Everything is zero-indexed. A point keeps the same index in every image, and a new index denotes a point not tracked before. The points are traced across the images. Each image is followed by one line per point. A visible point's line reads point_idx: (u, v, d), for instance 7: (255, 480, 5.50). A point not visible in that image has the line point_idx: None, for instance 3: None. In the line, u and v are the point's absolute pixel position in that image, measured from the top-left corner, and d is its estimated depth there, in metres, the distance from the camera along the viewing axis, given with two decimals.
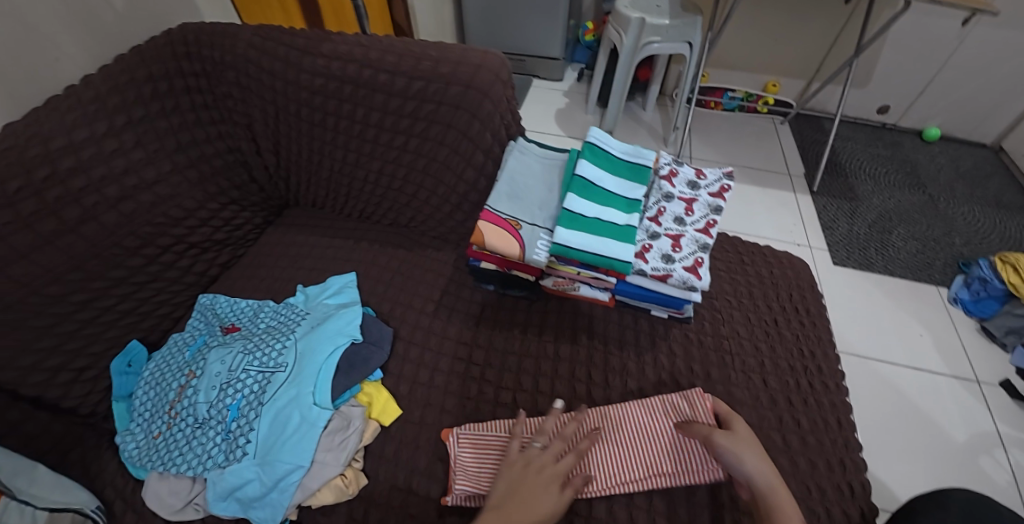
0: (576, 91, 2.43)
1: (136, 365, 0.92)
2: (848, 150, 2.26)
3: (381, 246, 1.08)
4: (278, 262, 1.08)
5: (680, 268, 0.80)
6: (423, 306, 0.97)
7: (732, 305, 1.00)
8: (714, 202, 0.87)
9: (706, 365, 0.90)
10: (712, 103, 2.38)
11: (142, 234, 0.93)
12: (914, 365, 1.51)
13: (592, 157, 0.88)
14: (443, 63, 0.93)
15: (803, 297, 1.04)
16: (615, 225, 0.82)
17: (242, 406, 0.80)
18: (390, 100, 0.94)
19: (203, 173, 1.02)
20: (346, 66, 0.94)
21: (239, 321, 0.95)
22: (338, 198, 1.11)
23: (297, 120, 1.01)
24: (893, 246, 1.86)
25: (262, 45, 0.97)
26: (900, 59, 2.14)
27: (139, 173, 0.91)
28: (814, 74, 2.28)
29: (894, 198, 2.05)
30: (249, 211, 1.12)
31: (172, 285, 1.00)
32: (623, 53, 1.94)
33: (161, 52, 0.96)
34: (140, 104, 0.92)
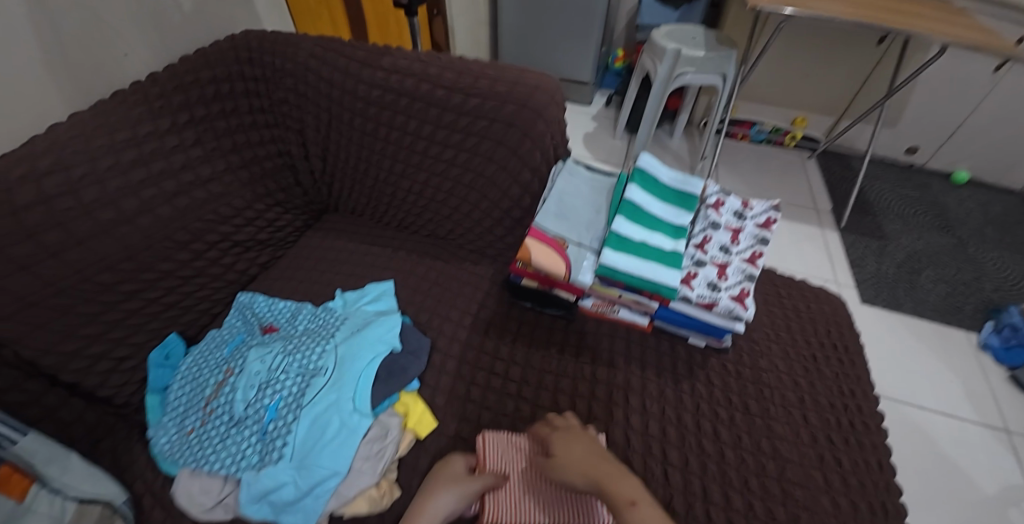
0: (605, 116, 2.46)
1: (173, 358, 0.92)
2: (876, 188, 2.25)
3: (419, 256, 1.09)
4: (316, 265, 1.09)
5: (726, 297, 0.80)
6: (460, 319, 0.97)
7: (770, 338, 0.99)
8: (759, 233, 0.87)
9: (744, 397, 0.88)
10: (739, 135, 2.40)
11: (192, 230, 0.95)
12: (944, 410, 1.47)
13: (640, 182, 0.89)
14: (500, 82, 0.96)
15: (842, 334, 1.03)
16: (662, 250, 0.82)
17: (281, 407, 0.81)
18: (443, 115, 0.96)
19: (253, 174, 1.04)
20: (403, 80, 0.97)
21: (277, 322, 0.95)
22: (379, 206, 1.13)
23: (349, 128, 1.03)
24: (922, 287, 1.83)
25: (323, 56, 1.01)
26: (931, 101, 2.15)
27: (195, 170, 0.94)
28: (843, 112, 2.29)
29: (922, 239, 2.03)
30: (292, 214, 1.13)
31: (214, 282, 1.01)
32: (656, 83, 1.96)
33: (225, 56, 1.00)
34: (201, 104, 0.96)
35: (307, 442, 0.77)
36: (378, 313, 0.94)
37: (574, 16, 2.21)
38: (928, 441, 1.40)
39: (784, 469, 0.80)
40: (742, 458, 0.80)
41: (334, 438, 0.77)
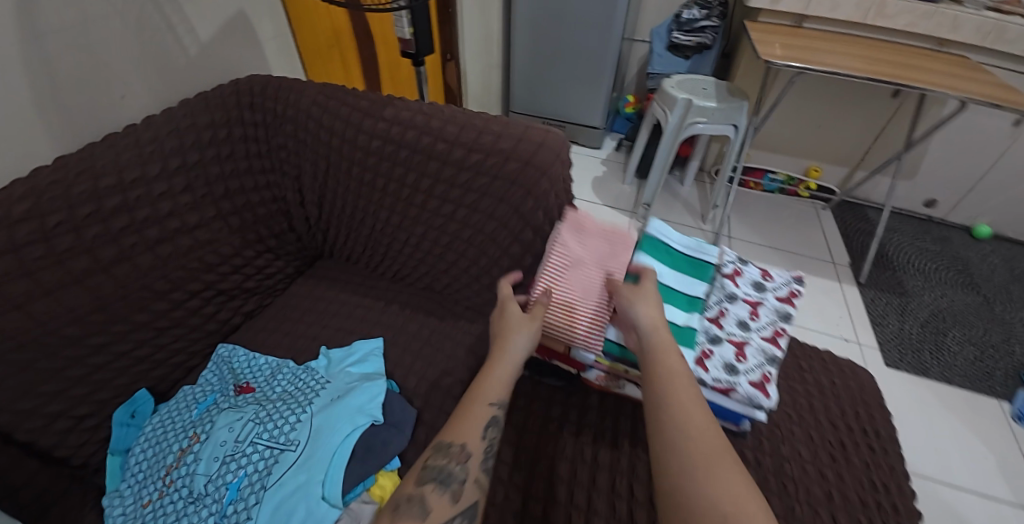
0: (614, 160, 2.44)
1: (139, 416, 0.86)
2: (895, 241, 2.17)
3: (413, 311, 1.03)
4: (303, 317, 1.03)
5: (745, 382, 0.71)
6: (451, 386, 0.90)
7: (792, 420, 0.90)
8: (782, 307, 0.80)
9: (765, 491, 0.79)
10: (751, 184, 2.36)
11: (174, 278, 0.89)
12: (981, 491, 1.34)
13: (650, 249, 0.82)
14: (504, 137, 0.90)
15: (870, 415, 0.93)
16: (674, 324, 0.75)
17: (243, 485, 0.73)
18: (444, 168, 0.91)
19: (245, 220, 0.99)
20: (405, 131, 0.93)
21: (254, 380, 0.88)
22: (373, 256, 1.07)
23: (346, 177, 0.99)
24: (949, 350, 1.72)
25: (325, 103, 0.97)
26: (950, 155, 2.10)
27: (182, 217, 0.89)
28: (859, 162, 2.24)
29: (947, 297, 1.93)
30: (283, 260, 1.08)
31: (192, 332, 0.95)
32: (667, 130, 1.94)
33: (226, 101, 0.97)
34: (196, 149, 0.91)
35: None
36: (361, 377, 0.86)
37: (585, 62, 2.21)
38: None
39: None
40: None
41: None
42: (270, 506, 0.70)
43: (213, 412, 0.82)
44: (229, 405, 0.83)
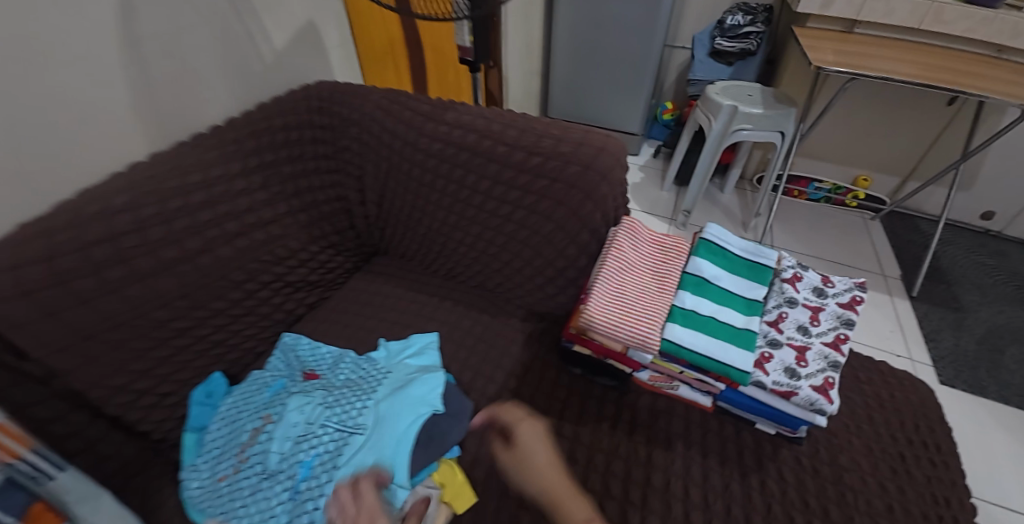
0: (652, 167, 2.43)
1: (214, 397, 0.92)
2: (949, 254, 2.09)
3: (466, 308, 1.06)
4: (361, 310, 1.08)
5: (807, 386, 0.71)
6: (505, 381, 0.92)
7: (849, 430, 0.89)
8: (844, 313, 0.79)
9: (823, 500, 0.78)
10: (796, 192, 2.30)
11: (248, 269, 0.95)
12: None
13: (706, 253, 0.83)
14: (564, 141, 0.93)
15: (932, 430, 0.91)
16: (732, 327, 0.76)
17: (316, 463, 0.77)
18: (503, 170, 0.94)
19: (311, 217, 1.05)
20: (466, 135, 0.97)
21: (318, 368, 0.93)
22: (429, 254, 1.12)
23: (407, 178, 1.04)
24: (1007, 369, 1.65)
25: (390, 107, 1.02)
26: (1010, 165, 2.01)
27: (258, 213, 0.95)
28: (910, 172, 2.17)
29: (1005, 313, 1.85)
30: (344, 255, 1.14)
31: (261, 321, 1.00)
32: (710, 137, 1.93)
33: (298, 104, 1.03)
34: (271, 149, 0.97)
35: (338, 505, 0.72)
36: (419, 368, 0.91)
37: (626, 69, 2.23)
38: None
39: None
40: None
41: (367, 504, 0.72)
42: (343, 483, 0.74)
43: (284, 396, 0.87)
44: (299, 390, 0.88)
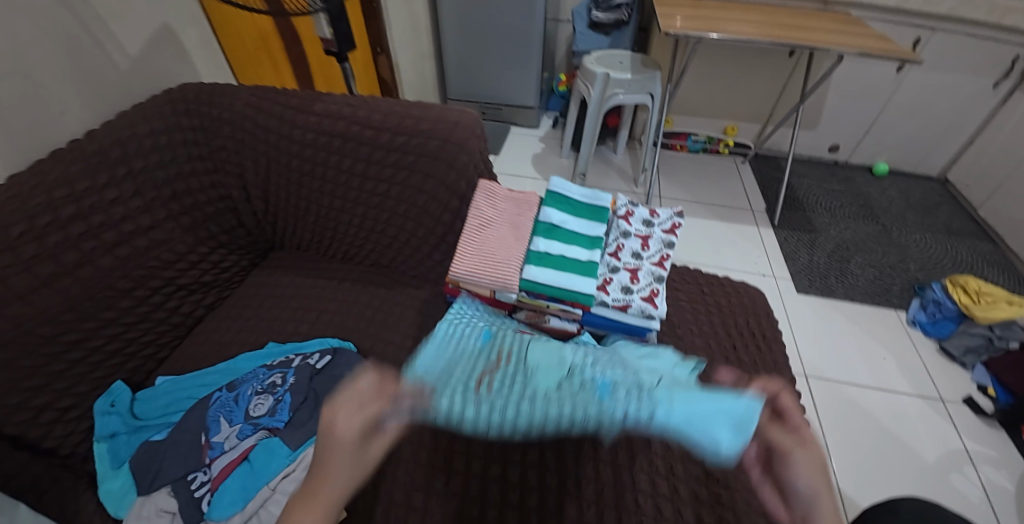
0: (551, 137, 2.55)
1: (118, 405, 0.93)
2: (805, 186, 2.38)
3: (363, 285, 1.14)
4: (262, 302, 1.12)
5: (638, 298, 0.90)
6: (403, 342, 1.03)
7: (693, 332, 1.11)
8: (667, 238, 0.98)
9: None
10: (677, 146, 2.53)
11: (135, 276, 0.97)
12: (880, 385, 1.57)
13: (555, 203, 0.99)
14: (424, 120, 1.05)
15: (760, 323, 1.15)
16: (579, 261, 0.92)
17: (610, 382, 0.66)
18: (374, 151, 1.04)
19: (195, 219, 1.08)
20: (336, 122, 1.05)
21: (512, 325, 0.90)
22: (323, 241, 1.18)
23: (287, 169, 1.09)
24: (852, 274, 1.95)
25: (259, 104, 1.07)
26: (844, 103, 2.28)
27: (135, 220, 0.97)
28: (768, 117, 2.43)
29: (850, 229, 2.15)
30: (236, 254, 1.17)
31: (159, 326, 1.04)
32: (591, 104, 2.07)
33: (162, 109, 1.04)
34: (140, 156, 0.98)
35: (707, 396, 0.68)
36: (336, 355, 0.95)
37: (514, 46, 2.31)
38: (875, 422, 1.47)
39: (708, 451, 0.90)
40: (668, 446, 0.90)
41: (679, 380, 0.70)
42: (653, 379, 0.67)
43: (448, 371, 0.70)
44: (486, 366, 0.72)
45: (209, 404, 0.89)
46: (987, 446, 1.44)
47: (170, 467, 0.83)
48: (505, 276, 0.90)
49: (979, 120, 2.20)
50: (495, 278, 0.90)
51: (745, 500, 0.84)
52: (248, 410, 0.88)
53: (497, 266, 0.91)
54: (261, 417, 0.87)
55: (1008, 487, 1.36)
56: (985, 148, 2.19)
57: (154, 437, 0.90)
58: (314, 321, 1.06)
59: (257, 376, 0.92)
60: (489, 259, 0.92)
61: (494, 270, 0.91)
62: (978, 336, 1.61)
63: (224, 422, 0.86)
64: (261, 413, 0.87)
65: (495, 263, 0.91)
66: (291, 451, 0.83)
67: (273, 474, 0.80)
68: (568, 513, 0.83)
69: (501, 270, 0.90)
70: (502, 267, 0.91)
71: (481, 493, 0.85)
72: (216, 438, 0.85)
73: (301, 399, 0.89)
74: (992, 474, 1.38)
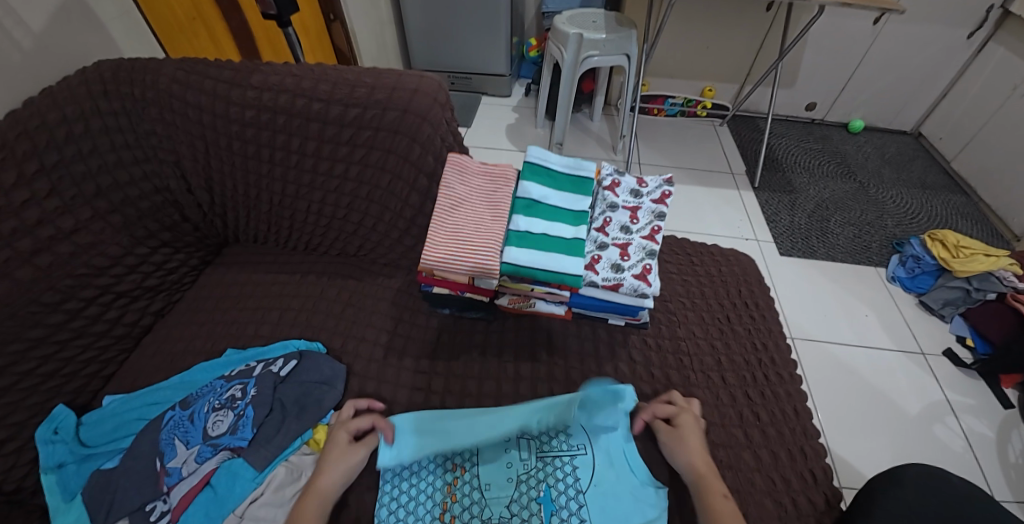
0: (524, 106, 2.41)
1: (62, 432, 0.82)
2: (783, 146, 2.33)
3: (330, 278, 1.04)
4: (218, 305, 1.01)
5: (630, 276, 0.84)
6: (377, 337, 0.94)
7: (686, 307, 1.05)
8: (656, 208, 0.91)
9: (665, 368, 0.93)
10: (655, 111, 2.45)
11: (62, 288, 0.86)
12: (863, 343, 1.56)
13: (533, 176, 0.90)
14: (378, 88, 0.94)
15: (751, 292, 1.11)
16: (563, 239, 0.84)
17: (551, 492, 0.75)
18: (326, 128, 0.94)
19: (128, 217, 0.95)
20: (278, 97, 0.93)
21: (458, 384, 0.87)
22: (280, 232, 1.07)
23: (229, 153, 0.98)
24: (832, 233, 1.92)
25: (187, 79, 0.94)
26: (820, 59, 2.21)
27: (54, 223, 0.84)
28: (745, 77, 2.34)
29: (829, 188, 2.12)
30: (184, 253, 1.06)
31: (101, 339, 0.93)
32: (564, 68, 1.95)
33: (75, 91, 0.89)
34: (53, 149, 0.85)
35: (640, 472, 0.78)
36: (303, 359, 0.87)
37: (481, 9, 2.14)
38: (862, 379, 1.46)
39: (708, 432, 0.85)
40: None
41: (617, 460, 0.79)
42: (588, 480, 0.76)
43: (412, 506, 0.74)
44: (445, 487, 0.76)
45: (161, 425, 0.79)
46: (967, 395, 1.45)
47: (123, 499, 0.73)
48: (482, 259, 0.81)
49: (953, 72, 2.16)
50: (472, 263, 0.81)
51: (748, 479, 0.81)
52: (206, 429, 0.79)
53: (473, 248, 0.82)
54: (222, 436, 0.78)
55: (990, 434, 1.37)
56: (958, 100, 2.17)
57: (105, 465, 0.79)
58: (277, 322, 0.96)
59: (214, 390, 0.83)
60: (462, 242, 0.83)
61: (470, 254, 0.82)
62: (957, 289, 1.60)
63: (179, 445, 0.77)
64: (221, 431, 0.78)
65: (471, 246, 0.82)
66: (257, 473, 0.75)
67: (239, 499, 0.73)
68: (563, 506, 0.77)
69: (477, 253, 0.81)
70: (478, 249, 0.82)
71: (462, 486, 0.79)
72: (173, 463, 0.76)
73: (266, 412, 0.80)
74: (973, 423, 1.39)
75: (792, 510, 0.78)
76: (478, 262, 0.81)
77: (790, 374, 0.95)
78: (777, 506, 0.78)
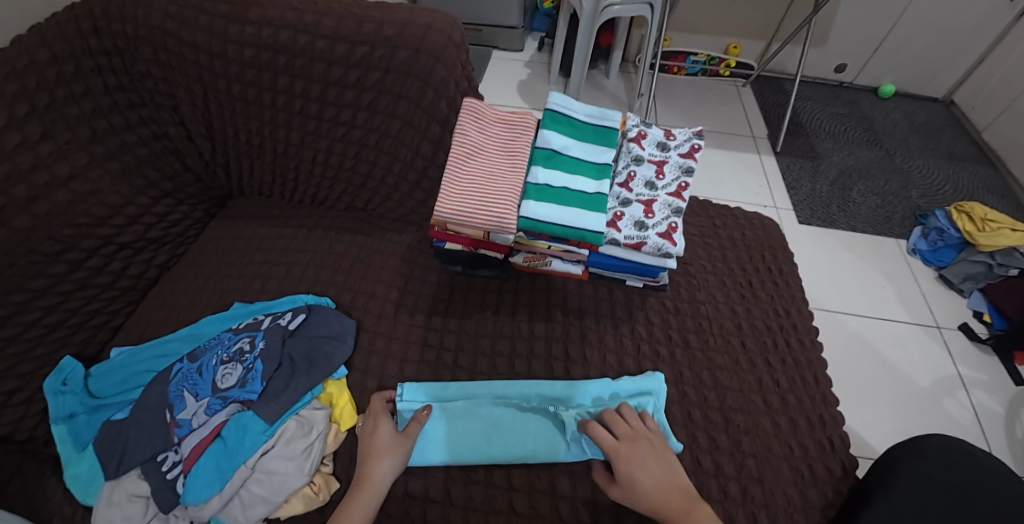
0: (538, 62, 2.30)
1: (71, 382, 0.81)
2: (808, 109, 2.21)
3: (338, 232, 1.00)
4: (224, 258, 0.98)
5: (654, 235, 0.80)
6: (387, 294, 0.92)
7: (707, 270, 1.01)
8: (684, 163, 0.86)
9: (683, 332, 0.90)
10: (675, 68, 2.30)
11: (62, 238, 0.83)
12: (880, 315, 1.52)
13: (554, 125, 0.85)
14: (387, 24, 0.87)
15: (775, 257, 1.06)
16: (585, 193, 0.80)
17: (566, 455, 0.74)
18: (331, 69, 0.88)
19: (127, 164, 0.91)
20: (278, 33, 0.87)
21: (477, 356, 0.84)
22: (286, 184, 1.03)
23: (229, 98, 0.93)
24: (854, 202, 1.85)
25: (181, 14, 0.88)
26: (856, 15, 2.06)
27: (50, 169, 0.81)
28: (773, 34, 2.21)
29: (853, 154, 2.03)
30: (187, 205, 1.02)
31: (106, 292, 0.91)
32: (582, 18, 1.83)
33: (64, 28, 0.84)
34: (45, 90, 0.80)
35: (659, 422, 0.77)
36: (311, 313, 0.85)
37: None
38: (876, 351, 1.43)
39: (724, 397, 0.83)
40: (682, 392, 0.83)
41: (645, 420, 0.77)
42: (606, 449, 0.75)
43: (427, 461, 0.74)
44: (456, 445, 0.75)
45: (170, 377, 0.78)
46: (980, 371, 1.42)
47: (135, 449, 0.72)
48: (500, 214, 0.77)
49: (997, 33, 2.03)
50: (491, 218, 0.77)
51: (765, 444, 0.79)
52: (215, 381, 0.77)
53: (491, 203, 0.78)
54: (231, 388, 0.76)
55: (999, 410, 1.35)
56: (998, 64, 2.04)
57: (115, 415, 0.79)
58: (284, 277, 0.94)
59: (223, 342, 0.81)
60: (480, 194, 0.79)
61: (488, 209, 0.77)
62: (979, 263, 1.54)
63: (189, 397, 0.76)
64: (230, 385, 0.77)
65: (487, 200, 0.78)
66: (267, 426, 0.73)
67: (250, 451, 0.71)
68: (578, 469, 0.75)
69: (495, 208, 0.77)
70: (496, 204, 0.77)
71: None
72: (183, 415, 0.75)
73: (275, 366, 0.79)
74: (983, 399, 1.37)
75: (808, 477, 0.76)
76: (496, 217, 0.77)
77: (812, 341, 0.92)
78: (793, 472, 0.77)
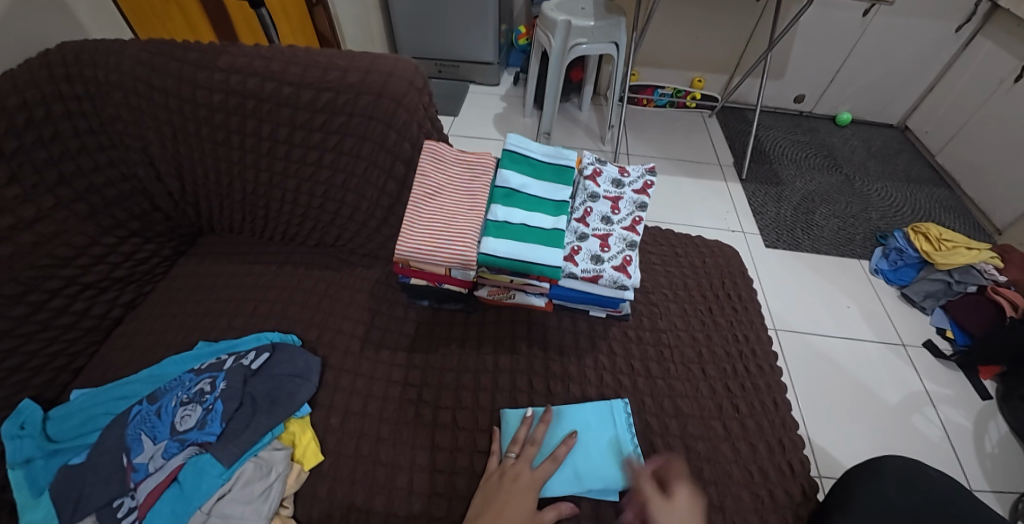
0: (513, 95, 2.38)
1: (29, 426, 0.79)
2: (771, 137, 2.32)
3: (307, 269, 1.01)
4: (191, 296, 0.98)
5: (609, 268, 0.83)
6: (354, 330, 0.93)
7: (668, 298, 1.05)
8: (639, 198, 0.90)
9: (646, 361, 0.93)
10: (644, 101, 2.41)
11: (24, 280, 0.83)
12: (844, 334, 1.57)
13: (512, 164, 0.88)
14: (352, 71, 0.91)
15: (735, 283, 1.10)
16: (542, 229, 0.83)
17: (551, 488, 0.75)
18: (297, 114, 0.91)
19: (94, 205, 0.92)
20: (246, 80, 0.90)
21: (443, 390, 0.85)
22: (255, 221, 1.04)
23: (198, 140, 0.95)
24: (817, 225, 1.92)
25: (152, 61, 0.91)
26: (810, 51, 2.19)
27: (14, 213, 0.81)
28: (735, 68, 2.32)
29: (815, 180, 2.12)
30: (155, 243, 1.03)
31: (68, 333, 0.90)
32: (552, 56, 1.90)
33: (35, 75, 0.86)
34: (12, 135, 0.82)
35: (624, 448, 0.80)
36: (275, 352, 0.85)
37: None
38: (842, 370, 1.47)
39: (685, 425, 0.85)
40: (644, 421, 0.85)
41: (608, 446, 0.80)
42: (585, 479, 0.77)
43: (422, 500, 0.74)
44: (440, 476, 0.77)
45: (128, 420, 0.77)
46: (946, 386, 1.46)
47: (93, 494, 0.71)
48: (459, 252, 0.79)
49: (939, 67, 2.17)
50: (450, 255, 0.79)
51: (725, 471, 0.81)
52: (174, 424, 0.77)
53: (451, 241, 0.80)
54: (189, 431, 0.76)
55: (967, 425, 1.38)
56: (944, 95, 2.17)
57: (73, 460, 0.76)
58: (251, 314, 0.94)
59: (183, 384, 0.81)
60: (441, 232, 0.81)
61: (448, 246, 0.80)
62: (938, 282, 1.61)
63: (146, 440, 0.75)
64: (189, 427, 0.76)
65: (447, 238, 0.81)
66: (224, 469, 0.72)
67: (206, 495, 0.70)
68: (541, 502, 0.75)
69: (454, 247, 0.80)
70: (456, 242, 0.80)
71: (447, 487, 0.76)
72: (140, 459, 0.73)
73: (235, 406, 0.78)
74: (951, 414, 1.40)
75: (768, 502, 0.78)
76: (455, 255, 0.80)
77: (771, 365, 0.95)
78: (753, 498, 0.78)
